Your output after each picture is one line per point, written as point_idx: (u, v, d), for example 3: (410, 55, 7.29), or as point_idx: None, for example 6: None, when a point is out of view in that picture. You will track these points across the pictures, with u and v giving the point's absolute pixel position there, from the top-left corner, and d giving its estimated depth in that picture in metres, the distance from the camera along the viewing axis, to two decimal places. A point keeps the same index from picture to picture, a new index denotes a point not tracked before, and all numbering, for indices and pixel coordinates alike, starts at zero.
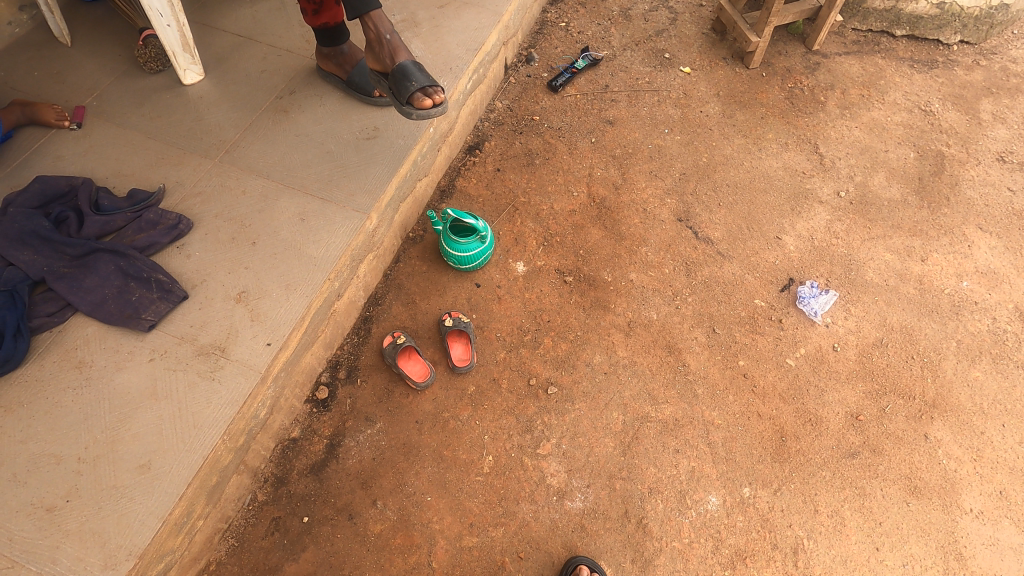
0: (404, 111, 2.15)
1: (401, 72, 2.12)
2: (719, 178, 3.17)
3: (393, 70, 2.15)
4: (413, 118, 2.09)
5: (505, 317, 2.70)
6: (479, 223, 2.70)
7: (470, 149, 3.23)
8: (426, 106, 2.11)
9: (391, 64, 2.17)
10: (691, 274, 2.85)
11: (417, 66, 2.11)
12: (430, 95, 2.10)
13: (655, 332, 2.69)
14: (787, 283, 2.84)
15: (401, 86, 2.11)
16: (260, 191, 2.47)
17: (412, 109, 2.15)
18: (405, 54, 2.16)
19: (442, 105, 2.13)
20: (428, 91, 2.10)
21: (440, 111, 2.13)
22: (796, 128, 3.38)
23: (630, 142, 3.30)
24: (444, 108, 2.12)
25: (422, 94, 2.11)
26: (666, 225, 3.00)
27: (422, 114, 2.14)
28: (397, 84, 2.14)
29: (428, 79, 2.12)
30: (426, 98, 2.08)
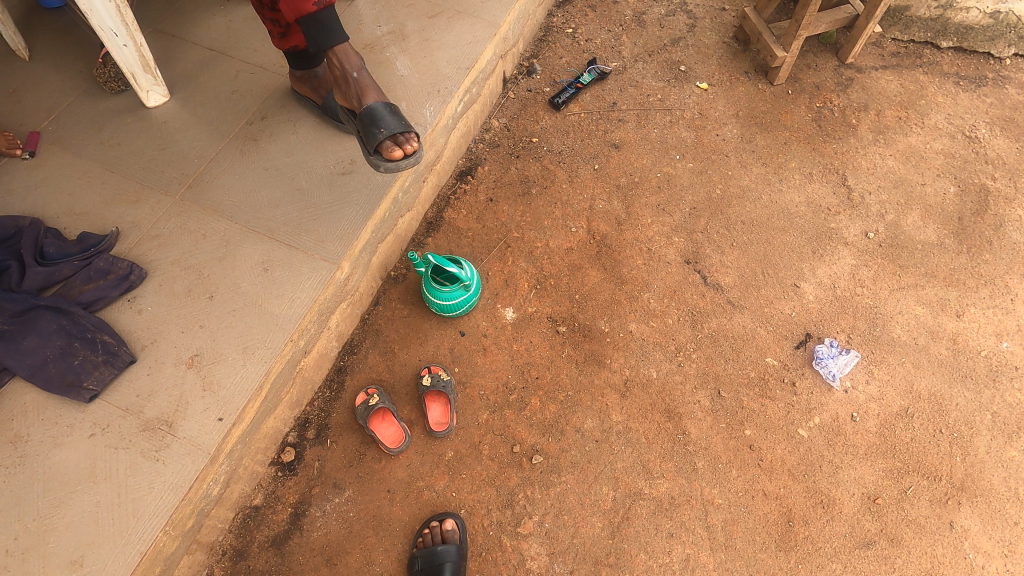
0: (370, 160, 1.88)
1: (369, 116, 1.86)
2: (733, 214, 2.88)
3: (359, 112, 1.89)
4: (381, 170, 1.81)
5: (490, 372, 2.48)
6: (464, 270, 2.44)
7: (461, 175, 2.97)
8: (396, 156, 1.85)
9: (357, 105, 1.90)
10: (697, 326, 2.59)
11: (388, 110, 1.85)
12: (400, 144, 1.85)
13: (654, 394, 2.45)
14: (803, 339, 2.57)
15: (368, 132, 1.85)
16: (222, 234, 2.25)
17: (379, 159, 1.88)
18: (374, 94, 1.91)
19: (415, 156, 1.87)
20: (399, 139, 1.85)
21: (411, 163, 1.87)
22: (822, 157, 3.06)
23: (637, 169, 3.00)
24: (417, 159, 1.87)
25: (392, 142, 1.85)
26: (672, 267, 2.72)
27: (391, 164, 1.87)
28: (364, 129, 1.88)
29: (399, 124, 1.87)
30: (397, 148, 1.83)
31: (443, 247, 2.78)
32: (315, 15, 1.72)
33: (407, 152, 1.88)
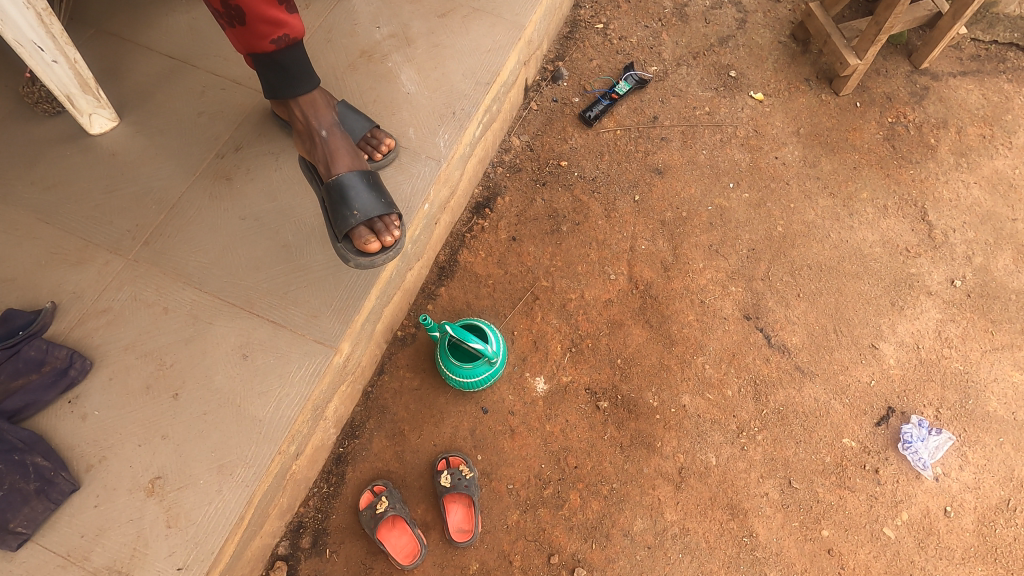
0: (339, 249, 1.57)
1: (340, 193, 1.55)
2: (798, 256, 2.45)
3: (329, 186, 1.57)
4: (353, 266, 1.51)
5: (520, 460, 2.07)
6: (490, 344, 2.04)
7: (478, 208, 2.51)
8: (371, 248, 1.54)
9: (327, 173, 1.60)
10: (762, 399, 2.19)
11: (364, 189, 1.55)
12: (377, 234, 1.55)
13: (715, 486, 2.07)
14: (885, 413, 2.19)
15: (339, 215, 1.55)
16: (188, 308, 1.79)
17: (350, 248, 1.57)
18: (347, 161, 1.60)
19: (393, 248, 1.58)
20: (376, 227, 1.55)
21: (389, 256, 1.57)
22: (898, 185, 2.62)
23: (684, 200, 2.55)
24: (396, 251, 1.57)
25: (367, 231, 1.55)
26: (730, 325, 2.31)
27: (365, 257, 1.57)
28: (333, 209, 1.57)
29: (377, 206, 1.57)
30: (374, 239, 1.53)
31: (459, 300, 2.34)
32: (274, 55, 1.44)
33: (385, 243, 1.57)
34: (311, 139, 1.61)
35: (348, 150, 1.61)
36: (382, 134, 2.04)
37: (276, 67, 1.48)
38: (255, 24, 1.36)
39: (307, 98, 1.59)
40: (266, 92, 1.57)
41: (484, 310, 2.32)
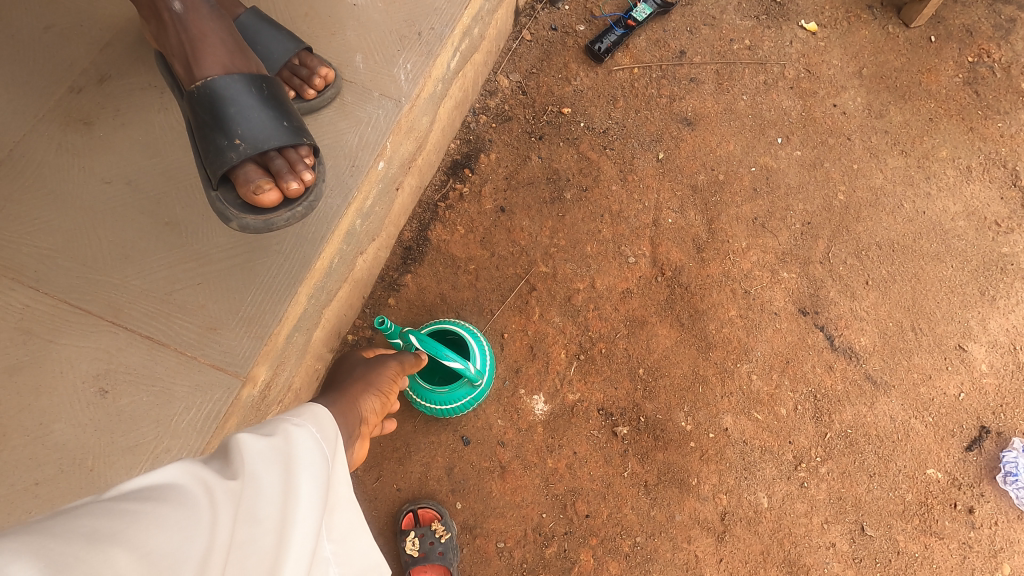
0: (217, 201, 1.03)
1: (212, 110, 1.00)
2: (864, 233, 1.93)
3: (195, 100, 1.02)
4: (240, 226, 1.00)
5: (513, 508, 1.57)
6: (475, 364, 1.53)
7: (455, 169, 1.91)
8: (267, 198, 1.01)
9: (188, 79, 1.04)
10: (825, 420, 1.70)
11: (249, 104, 1.01)
12: (275, 175, 1.02)
13: (767, 536, 1.59)
14: (977, 435, 1.72)
15: (210, 144, 1.00)
16: (18, 319, 1.19)
17: (233, 199, 1.03)
18: (221, 62, 1.04)
19: (304, 197, 1.05)
20: (274, 166, 1.02)
21: (297, 211, 1.05)
22: (983, 141, 2.09)
23: (721, 158, 1.98)
24: (308, 203, 1.06)
25: (259, 171, 1.02)
26: (782, 322, 1.79)
27: (257, 212, 1.03)
28: (203, 135, 1.02)
29: (274, 132, 1.03)
30: (269, 184, 1.00)
31: (431, 292, 1.77)
32: None
33: (288, 190, 1.04)
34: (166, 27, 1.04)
35: (225, 46, 1.07)
36: (315, 60, 1.39)
37: None
38: None
39: None
40: None
41: (465, 305, 1.77)
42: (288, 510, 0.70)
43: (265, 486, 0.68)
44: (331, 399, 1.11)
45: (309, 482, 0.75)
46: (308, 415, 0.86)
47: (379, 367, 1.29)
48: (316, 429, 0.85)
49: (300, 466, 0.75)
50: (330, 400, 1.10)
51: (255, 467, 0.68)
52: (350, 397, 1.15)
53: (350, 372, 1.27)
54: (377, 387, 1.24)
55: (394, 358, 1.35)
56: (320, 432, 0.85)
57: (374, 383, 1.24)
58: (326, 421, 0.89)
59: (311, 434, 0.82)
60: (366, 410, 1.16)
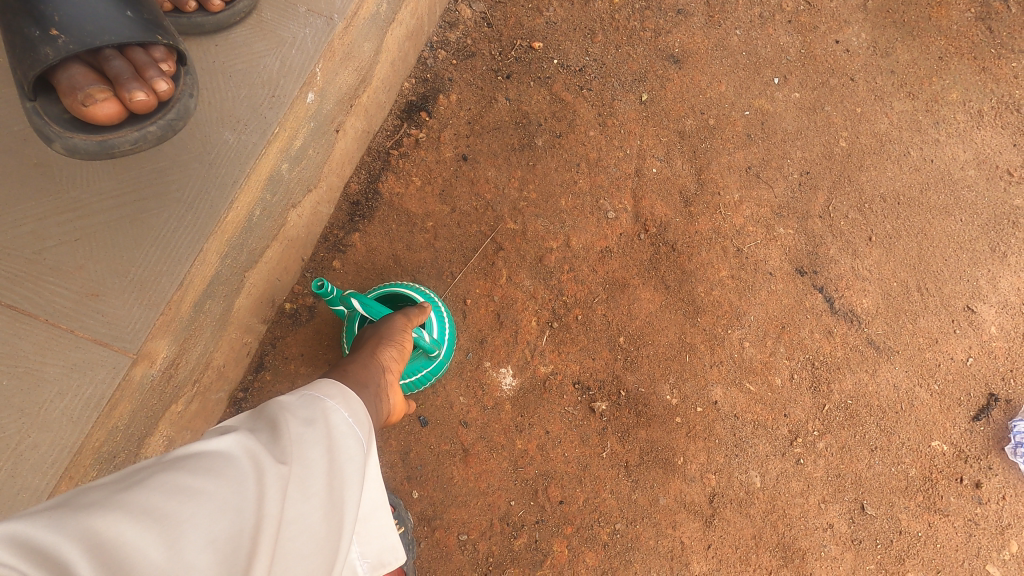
0: (35, 115, 0.91)
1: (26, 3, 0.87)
2: (867, 184, 1.74)
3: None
4: (70, 146, 0.90)
5: (477, 496, 1.39)
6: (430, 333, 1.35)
7: (409, 111, 1.66)
8: (101, 113, 0.90)
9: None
10: (823, 390, 1.54)
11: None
12: (115, 86, 0.90)
13: (760, 519, 1.44)
14: (985, 403, 1.58)
15: (23, 40, 0.87)
16: None
17: (57, 113, 0.91)
18: None
19: (154, 115, 0.94)
20: (112, 75, 0.91)
21: (142, 130, 0.93)
22: (996, 82, 1.89)
23: (711, 101, 1.76)
24: (164, 124, 0.95)
25: (90, 80, 0.90)
26: (777, 283, 1.60)
27: (89, 131, 0.91)
28: (14, 31, 0.88)
29: (109, 31, 0.89)
30: (103, 96, 0.89)
31: (383, 254, 1.54)
32: None
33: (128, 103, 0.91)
34: None
35: None
36: None
37: None
38: None
39: None
40: None
41: (422, 268, 1.55)
42: (337, 485, 0.71)
43: (311, 463, 0.70)
44: (348, 362, 1.04)
45: (354, 459, 0.75)
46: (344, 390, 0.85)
47: (395, 330, 1.17)
48: (358, 409, 0.84)
49: (343, 446, 0.75)
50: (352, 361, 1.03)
51: (299, 444, 0.70)
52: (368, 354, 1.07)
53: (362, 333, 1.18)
54: (392, 340, 1.14)
55: (399, 313, 1.24)
56: (362, 412, 0.84)
57: (388, 336, 1.15)
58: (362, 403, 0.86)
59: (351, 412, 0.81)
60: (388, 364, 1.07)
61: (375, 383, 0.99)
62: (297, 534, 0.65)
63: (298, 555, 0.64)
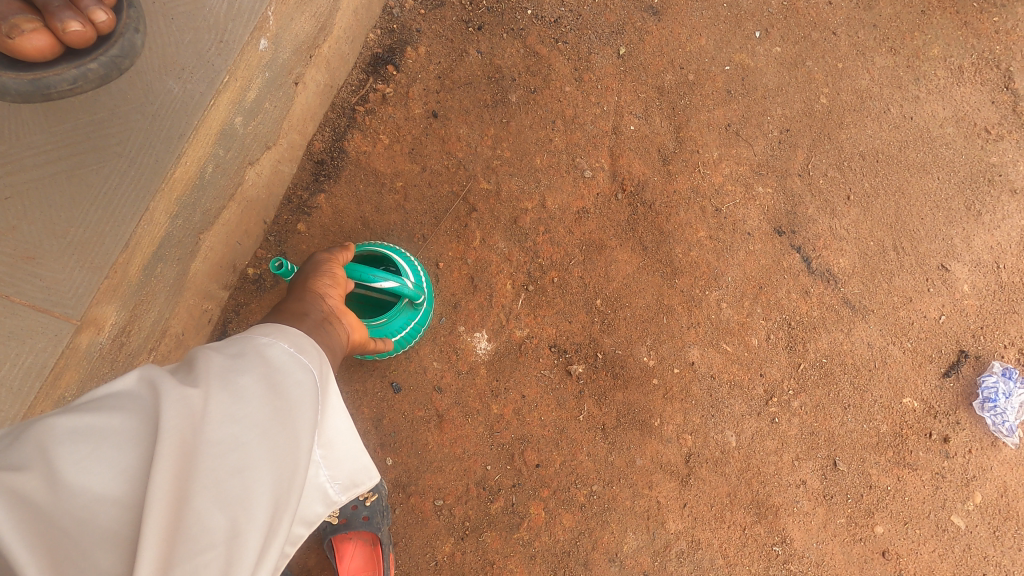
0: None
1: None
2: (847, 142, 1.71)
3: None
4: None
5: (452, 461, 1.37)
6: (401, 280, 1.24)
7: (375, 65, 1.56)
8: (33, 46, 0.81)
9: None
10: (799, 350, 1.54)
11: None
12: (46, 16, 0.82)
13: (735, 477, 1.45)
14: (955, 360, 1.59)
15: None
16: None
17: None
18: None
19: (95, 55, 0.86)
20: (44, 6, 0.83)
21: (81, 71, 0.85)
22: (978, 37, 1.85)
23: (690, 55, 1.70)
24: (108, 61, 0.87)
25: (15, 6, 0.81)
26: (755, 243, 1.58)
27: (20, 68, 0.81)
28: None
29: None
30: (35, 28, 0.81)
31: (350, 216, 1.47)
32: None
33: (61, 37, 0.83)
34: None
35: None
36: None
37: None
38: None
39: None
40: None
41: (391, 231, 1.49)
42: (274, 406, 0.67)
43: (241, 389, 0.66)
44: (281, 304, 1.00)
45: (297, 385, 0.72)
46: (279, 329, 0.82)
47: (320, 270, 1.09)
48: (295, 340, 0.80)
49: (276, 369, 0.72)
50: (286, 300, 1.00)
51: (224, 374, 0.67)
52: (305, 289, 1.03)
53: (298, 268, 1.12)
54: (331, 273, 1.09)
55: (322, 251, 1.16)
56: (300, 343, 0.80)
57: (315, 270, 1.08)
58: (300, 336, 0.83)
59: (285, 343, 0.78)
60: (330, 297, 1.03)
61: (312, 312, 0.96)
62: (229, 453, 0.61)
63: (229, 472, 0.61)
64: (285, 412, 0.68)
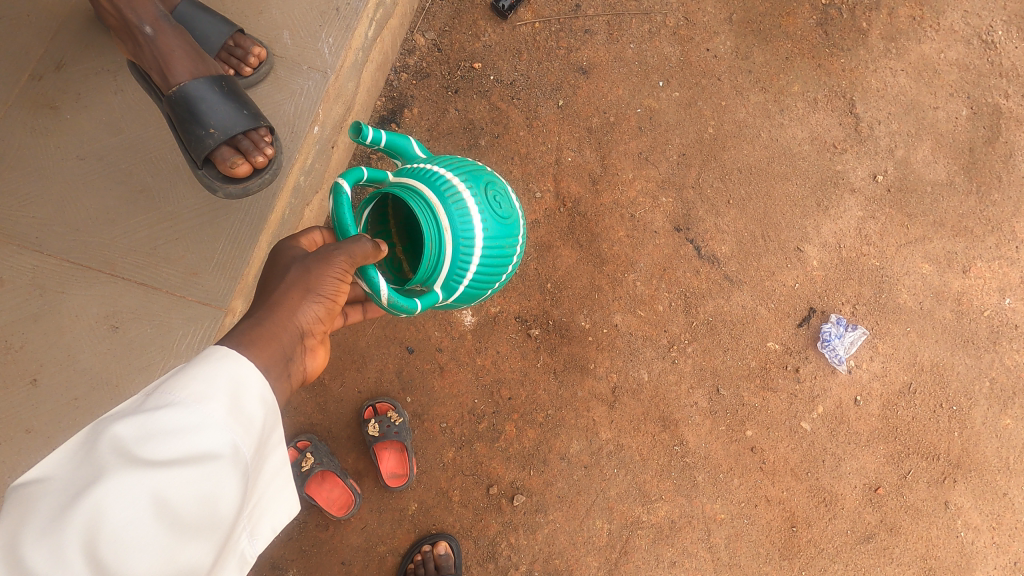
0: (204, 179, 1.39)
1: (187, 108, 1.33)
2: (729, 160, 2.35)
3: (170, 97, 1.35)
4: (226, 194, 1.39)
5: (451, 397, 2.00)
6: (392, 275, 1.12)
7: (382, 124, 2.19)
8: (241, 171, 1.37)
9: (165, 84, 1.35)
10: (692, 312, 2.18)
11: (217, 100, 1.34)
12: (246, 154, 1.37)
13: (647, 401, 2.09)
14: (807, 314, 2.24)
15: (191, 135, 1.34)
16: (31, 276, 1.49)
17: (215, 175, 1.38)
18: (185, 66, 1.35)
19: (269, 168, 1.41)
20: (242, 146, 1.37)
21: (265, 180, 1.41)
22: (828, 76, 2.50)
23: (611, 102, 2.33)
24: (274, 173, 1.42)
25: (231, 151, 1.36)
26: (660, 238, 2.22)
27: (236, 184, 1.39)
28: (182, 127, 1.35)
29: (240, 119, 1.37)
30: (239, 160, 1.35)
31: None
32: None
33: (256, 165, 1.39)
34: (134, 40, 1.35)
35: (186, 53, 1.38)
36: (248, 41, 1.65)
37: None
38: None
39: None
40: None
41: None
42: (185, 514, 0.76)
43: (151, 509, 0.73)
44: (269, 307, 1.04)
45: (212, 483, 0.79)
46: (216, 378, 0.86)
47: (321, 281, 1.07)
48: (228, 408, 0.85)
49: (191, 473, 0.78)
50: (260, 313, 1.04)
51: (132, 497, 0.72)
52: (286, 310, 1.05)
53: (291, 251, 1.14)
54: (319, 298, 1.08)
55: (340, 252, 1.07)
56: (231, 412, 0.85)
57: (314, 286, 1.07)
58: (241, 396, 0.87)
59: (217, 409, 0.83)
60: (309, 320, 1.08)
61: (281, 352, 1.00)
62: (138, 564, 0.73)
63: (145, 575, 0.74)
64: (194, 520, 0.77)
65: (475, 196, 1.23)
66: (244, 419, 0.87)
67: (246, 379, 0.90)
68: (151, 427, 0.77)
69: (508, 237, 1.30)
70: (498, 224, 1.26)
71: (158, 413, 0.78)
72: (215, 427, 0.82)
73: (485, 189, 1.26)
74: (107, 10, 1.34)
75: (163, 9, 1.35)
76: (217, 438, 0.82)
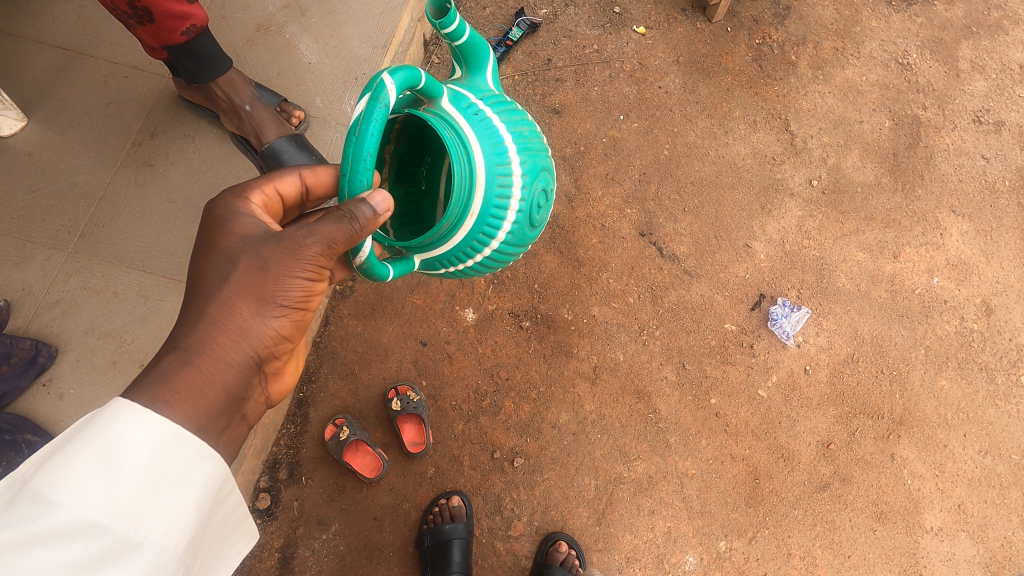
0: None
1: (276, 158, 1.89)
2: (683, 175, 2.80)
3: (263, 151, 1.91)
4: None
5: (458, 380, 2.42)
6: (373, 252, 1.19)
7: None
8: None
9: (260, 144, 1.93)
10: (658, 301, 2.60)
11: (295, 151, 1.90)
12: None
13: (623, 377, 2.48)
14: (758, 299, 2.64)
15: None
16: (137, 288, 1.99)
17: None
18: (273, 130, 1.93)
19: None
20: None
21: None
22: (765, 101, 2.97)
23: (581, 135, 2.82)
24: None
25: None
26: (627, 242, 2.67)
27: None
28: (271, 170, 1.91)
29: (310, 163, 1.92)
30: None
31: None
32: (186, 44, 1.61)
33: None
34: (238, 114, 1.91)
35: (272, 121, 1.95)
36: (291, 107, 2.19)
37: (190, 55, 1.68)
38: (162, 21, 1.51)
39: (226, 80, 1.85)
40: (185, 78, 1.77)
41: None
42: None
43: None
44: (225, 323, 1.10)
45: None
46: (116, 468, 0.83)
47: (286, 287, 1.15)
48: (135, 503, 0.83)
49: None
50: (189, 344, 1.06)
51: None
52: (234, 329, 1.11)
53: (236, 244, 1.16)
54: (277, 306, 1.16)
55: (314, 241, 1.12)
56: (142, 507, 0.83)
57: (278, 296, 1.15)
58: (150, 481, 0.86)
59: (123, 509, 0.81)
60: (263, 331, 1.15)
61: (229, 382, 1.08)
62: None
63: None
64: None
65: (521, 190, 1.34)
66: (160, 508, 0.85)
67: (160, 460, 0.88)
68: (38, 553, 0.73)
69: (521, 243, 1.46)
70: (522, 229, 1.41)
71: (51, 530, 0.75)
72: (123, 527, 0.80)
73: (534, 191, 1.38)
74: (217, 95, 1.88)
75: (255, 92, 1.91)
76: (125, 543, 0.80)
